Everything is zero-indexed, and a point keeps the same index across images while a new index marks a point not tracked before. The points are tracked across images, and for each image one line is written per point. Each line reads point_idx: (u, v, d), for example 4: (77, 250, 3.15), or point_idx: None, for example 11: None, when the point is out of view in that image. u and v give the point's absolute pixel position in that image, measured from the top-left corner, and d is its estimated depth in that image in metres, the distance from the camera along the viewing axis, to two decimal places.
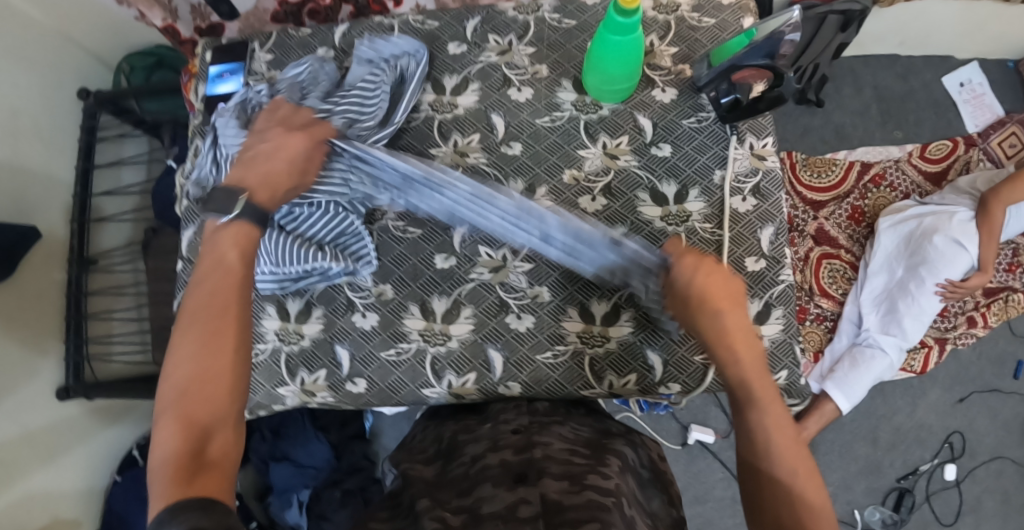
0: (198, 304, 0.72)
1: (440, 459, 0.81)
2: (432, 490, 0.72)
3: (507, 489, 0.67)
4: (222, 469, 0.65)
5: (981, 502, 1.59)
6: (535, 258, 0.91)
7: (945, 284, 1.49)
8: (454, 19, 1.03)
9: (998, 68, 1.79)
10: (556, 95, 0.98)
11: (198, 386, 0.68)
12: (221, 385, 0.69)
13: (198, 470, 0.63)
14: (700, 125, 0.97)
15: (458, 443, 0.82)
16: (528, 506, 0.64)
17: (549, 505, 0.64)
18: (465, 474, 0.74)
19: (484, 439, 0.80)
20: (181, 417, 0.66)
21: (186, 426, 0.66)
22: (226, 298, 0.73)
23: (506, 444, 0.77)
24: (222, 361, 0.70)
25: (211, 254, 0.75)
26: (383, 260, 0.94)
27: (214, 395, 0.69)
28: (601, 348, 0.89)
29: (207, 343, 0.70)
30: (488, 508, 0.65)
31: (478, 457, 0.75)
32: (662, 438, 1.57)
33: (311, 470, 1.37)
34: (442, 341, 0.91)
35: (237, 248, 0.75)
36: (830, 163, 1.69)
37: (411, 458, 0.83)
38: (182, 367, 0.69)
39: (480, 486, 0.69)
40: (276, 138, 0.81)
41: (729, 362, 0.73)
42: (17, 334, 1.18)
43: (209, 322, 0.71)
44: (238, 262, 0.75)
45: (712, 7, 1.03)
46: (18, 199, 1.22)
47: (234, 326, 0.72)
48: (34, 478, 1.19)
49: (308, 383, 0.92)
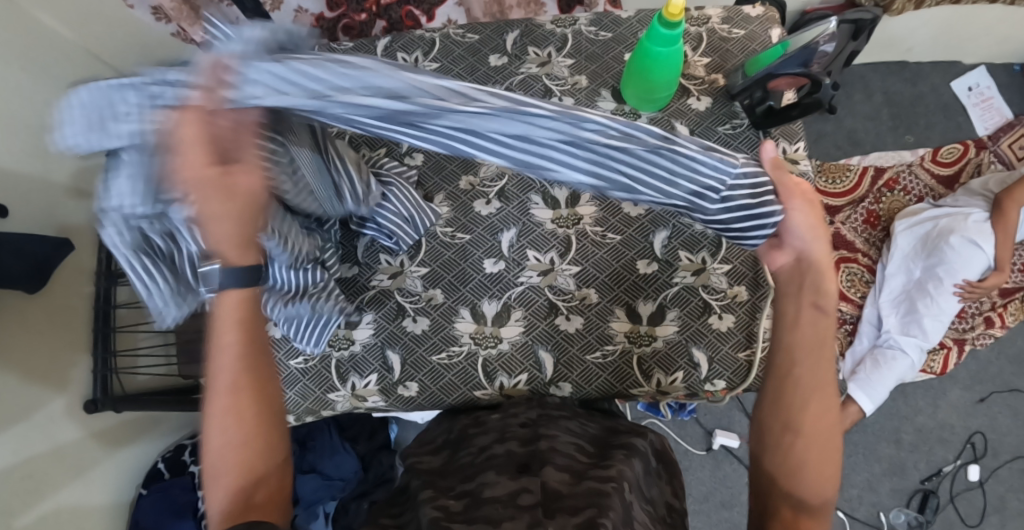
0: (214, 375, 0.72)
1: (447, 448, 0.84)
2: (435, 482, 0.75)
3: (510, 477, 0.71)
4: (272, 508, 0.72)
5: (1005, 502, 1.60)
6: (582, 261, 0.95)
7: (962, 285, 1.53)
8: (493, 32, 1.07)
9: (1004, 72, 1.83)
10: (596, 105, 1.02)
11: (236, 448, 0.72)
12: (261, 436, 0.74)
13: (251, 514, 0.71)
14: (734, 132, 1.00)
15: (468, 434, 0.85)
16: (530, 494, 0.67)
17: (549, 493, 0.67)
18: (471, 462, 0.77)
19: (493, 431, 0.83)
20: (234, 475, 0.72)
21: (239, 480, 0.72)
22: (237, 371, 0.72)
23: (513, 436, 0.80)
24: (256, 420, 0.73)
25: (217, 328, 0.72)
26: (432, 266, 0.96)
27: (251, 455, 0.73)
28: (648, 347, 0.92)
29: (237, 411, 0.72)
30: (490, 494, 0.69)
31: (486, 447, 0.79)
32: (687, 443, 1.58)
33: (338, 482, 1.35)
34: (493, 344, 0.93)
35: (236, 325, 0.72)
36: (844, 169, 1.73)
37: (419, 450, 0.86)
38: (222, 436, 0.72)
39: (484, 473, 0.73)
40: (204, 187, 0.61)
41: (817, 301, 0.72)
42: (44, 347, 1.20)
43: (231, 396, 0.72)
44: (237, 336, 0.72)
45: (741, 18, 1.07)
46: (51, 216, 1.24)
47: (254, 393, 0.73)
48: (63, 492, 1.19)
49: (359, 387, 0.94)
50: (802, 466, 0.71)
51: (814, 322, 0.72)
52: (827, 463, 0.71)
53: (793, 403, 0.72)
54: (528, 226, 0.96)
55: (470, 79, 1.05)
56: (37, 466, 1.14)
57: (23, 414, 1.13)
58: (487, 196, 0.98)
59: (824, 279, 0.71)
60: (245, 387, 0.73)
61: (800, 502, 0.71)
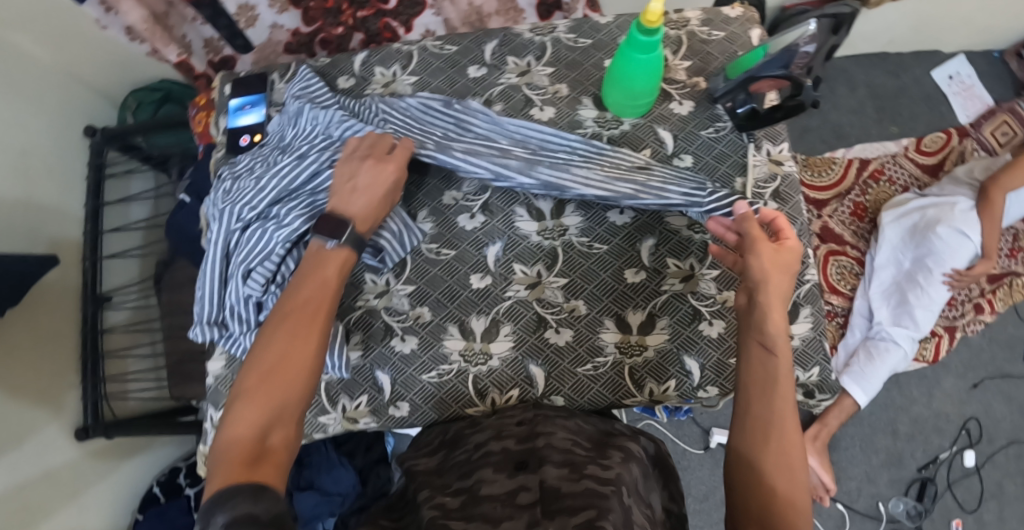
0: (290, 304, 0.81)
1: (444, 449, 0.84)
2: (433, 479, 0.76)
3: (507, 475, 0.71)
4: (280, 457, 0.71)
5: (1002, 486, 1.61)
6: (570, 272, 0.94)
7: (951, 273, 1.53)
8: (472, 43, 1.06)
9: (984, 60, 1.84)
10: (578, 113, 1.01)
11: (282, 374, 0.76)
12: (295, 374, 0.76)
13: (259, 457, 0.70)
14: (717, 135, 0.99)
15: (463, 434, 0.85)
16: (528, 493, 0.67)
17: (547, 492, 0.67)
18: (468, 459, 0.77)
19: (489, 429, 0.83)
20: (257, 402, 0.74)
21: (261, 410, 0.73)
22: (316, 307, 0.81)
23: (509, 434, 0.79)
24: (301, 356, 0.77)
25: (312, 267, 0.83)
26: (419, 284, 0.95)
27: (285, 385, 0.75)
28: (639, 357, 0.91)
29: (292, 339, 0.78)
30: (487, 491, 0.69)
31: (482, 444, 0.79)
32: (685, 443, 1.58)
33: (337, 498, 1.32)
34: (483, 360, 0.92)
35: (337, 270, 0.83)
36: (829, 162, 1.74)
37: (417, 452, 0.86)
38: (266, 355, 0.77)
39: (481, 470, 0.73)
40: (371, 172, 0.87)
41: (765, 357, 0.78)
42: (32, 374, 1.18)
43: (297, 324, 0.79)
44: (333, 279, 0.83)
45: (720, 20, 1.06)
46: (38, 235, 1.22)
47: (317, 334, 0.79)
48: (59, 519, 1.17)
49: (350, 409, 0.92)
50: (771, 500, 0.71)
51: (772, 364, 0.77)
52: (795, 501, 0.71)
53: (754, 441, 0.75)
54: (514, 239, 0.96)
55: (448, 91, 1.03)
56: (30, 495, 1.12)
57: (14, 443, 1.11)
58: (471, 210, 0.97)
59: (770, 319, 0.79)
60: (313, 323, 0.79)
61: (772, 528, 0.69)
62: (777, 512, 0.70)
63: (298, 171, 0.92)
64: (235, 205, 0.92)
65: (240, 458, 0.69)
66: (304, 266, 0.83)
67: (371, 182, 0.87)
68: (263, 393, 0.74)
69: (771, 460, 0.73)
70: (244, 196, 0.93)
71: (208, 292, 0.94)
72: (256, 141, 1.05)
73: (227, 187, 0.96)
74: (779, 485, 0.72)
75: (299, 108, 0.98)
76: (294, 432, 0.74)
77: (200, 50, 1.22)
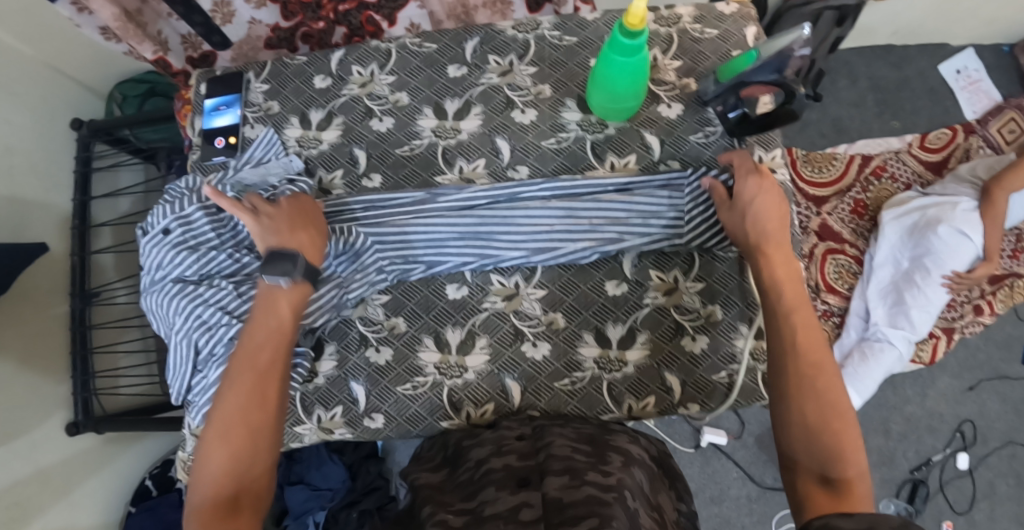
0: (246, 351, 0.80)
1: (447, 465, 0.82)
2: (436, 494, 0.75)
3: (510, 492, 0.70)
4: (250, 512, 0.75)
5: (994, 487, 1.58)
6: (548, 284, 0.92)
7: (951, 276, 1.49)
8: (453, 40, 1.02)
9: (992, 53, 1.78)
10: (561, 115, 0.97)
11: (238, 434, 0.76)
12: (254, 428, 0.77)
13: (231, 515, 0.73)
14: (707, 140, 0.95)
15: (463, 448, 0.83)
16: (530, 509, 0.67)
17: (550, 505, 0.67)
18: (471, 478, 0.76)
19: (489, 443, 0.81)
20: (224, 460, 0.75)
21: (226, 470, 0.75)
22: (270, 357, 0.80)
23: (511, 449, 0.78)
24: (261, 412, 0.77)
25: (264, 311, 0.81)
26: (394, 293, 0.94)
27: (253, 442, 0.76)
28: (619, 373, 0.89)
29: (249, 398, 0.77)
30: (490, 511, 0.68)
31: (483, 461, 0.77)
32: (674, 442, 1.56)
33: (327, 493, 1.32)
34: (458, 373, 0.90)
35: (292, 309, 0.82)
36: (830, 158, 1.69)
37: (420, 467, 0.84)
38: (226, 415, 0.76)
39: (485, 490, 0.72)
40: (281, 211, 0.86)
41: (766, 269, 0.82)
42: (17, 371, 1.15)
43: (254, 374, 0.78)
44: (289, 322, 0.81)
45: (714, 16, 1.02)
46: (22, 233, 1.19)
47: (273, 387, 0.79)
48: (48, 514, 1.17)
49: (326, 420, 0.90)
50: (810, 429, 0.74)
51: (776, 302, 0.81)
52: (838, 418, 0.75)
53: (783, 392, 0.77)
54: None
55: (428, 92, 1.00)
56: (22, 492, 1.12)
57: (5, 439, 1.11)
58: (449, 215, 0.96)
59: (773, 263, 0.82)
60: (270, 370, 0.79)
61: (820, 462, 0.73)
62: (820, 442, 0.73)
63: (224, 294, 0.89)
64: (164, 319, 0.90)
65: (210, 518, 0.72)
66: (261, 311, 0.81)
67: (288, 216, 0.86)
68: (224, 455, 0.75)
69: (804, 396, 0.76)
70: (216, 265, 0.91)
71: (182, 381, 0.91)
72: (231, 144, 1.02)
73: (157, 291, 0.91)
74: (813, 414, 0.75)
75: (194, 214, 0.92)
76: (263, 484, 0.77)
77: (177, 46, 1.17)
